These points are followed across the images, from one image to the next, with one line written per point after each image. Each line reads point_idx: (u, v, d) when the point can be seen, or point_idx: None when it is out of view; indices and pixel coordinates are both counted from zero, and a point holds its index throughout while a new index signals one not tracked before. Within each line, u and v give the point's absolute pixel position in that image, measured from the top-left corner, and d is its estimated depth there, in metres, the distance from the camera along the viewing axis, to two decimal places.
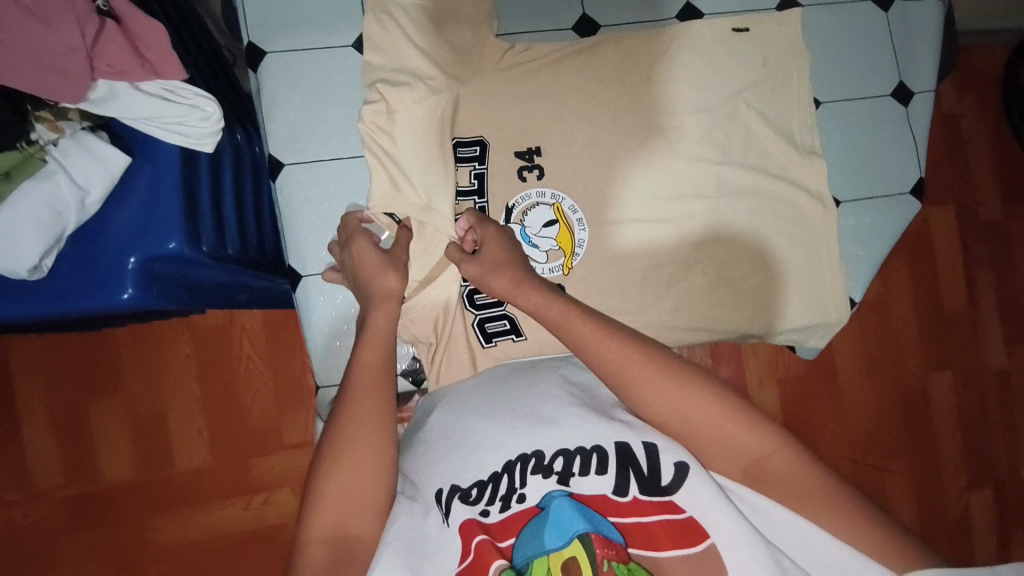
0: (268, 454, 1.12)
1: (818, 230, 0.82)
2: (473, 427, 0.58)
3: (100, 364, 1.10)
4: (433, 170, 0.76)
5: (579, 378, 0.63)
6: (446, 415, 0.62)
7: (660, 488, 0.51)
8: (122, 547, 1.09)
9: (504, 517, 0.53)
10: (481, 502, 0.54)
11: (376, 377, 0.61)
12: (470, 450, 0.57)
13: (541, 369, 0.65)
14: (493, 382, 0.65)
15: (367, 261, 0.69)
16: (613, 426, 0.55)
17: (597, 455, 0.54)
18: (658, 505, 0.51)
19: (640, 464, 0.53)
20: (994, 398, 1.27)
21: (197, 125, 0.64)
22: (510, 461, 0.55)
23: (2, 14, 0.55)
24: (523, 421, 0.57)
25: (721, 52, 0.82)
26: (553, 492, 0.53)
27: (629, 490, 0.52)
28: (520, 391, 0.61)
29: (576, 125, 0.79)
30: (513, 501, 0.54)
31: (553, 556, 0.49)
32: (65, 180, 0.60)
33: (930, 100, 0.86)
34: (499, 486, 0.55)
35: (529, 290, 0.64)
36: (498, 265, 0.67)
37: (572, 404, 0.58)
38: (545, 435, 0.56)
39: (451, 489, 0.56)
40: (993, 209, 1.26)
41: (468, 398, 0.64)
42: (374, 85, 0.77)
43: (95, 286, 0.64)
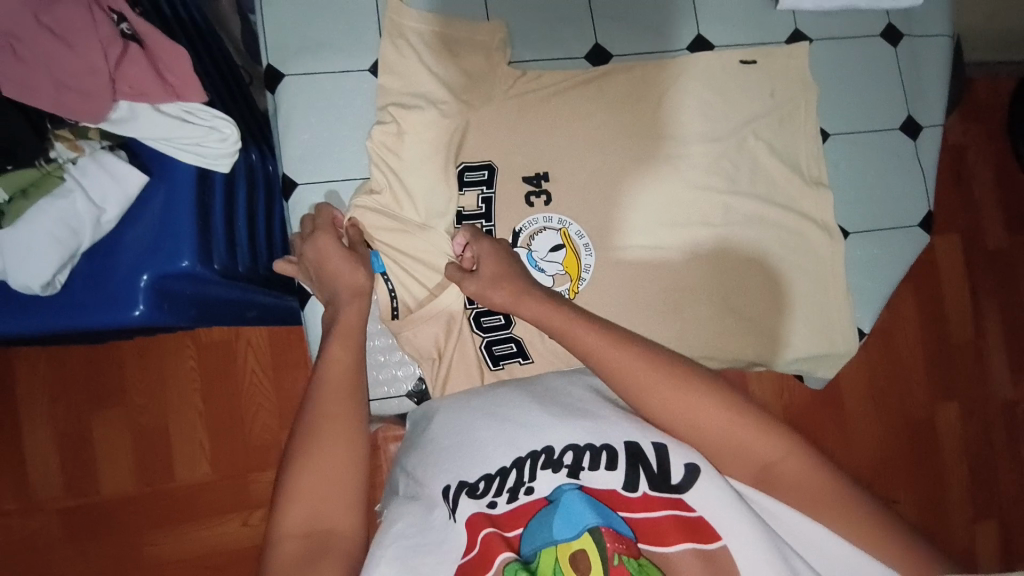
0: (268, 469, 1.11)
1: (826, 260, 0.82)
2: (480, 423, 0.58)
3: (103, 375, 1.11)
4: (428, 199, 0.78)
5: (586, 382, 0.64)
6: (452, 413, 0.62)
7: (670, 485, 0.51)
8: (117, 562, 1.08)
9: (511, 508, 0.53)
10: (489, 494, 0.53)
11: (348, 383, 0.60)
12: (478, 446, 0.56)
13: (549, 374, 0.66)
14: (501, 383, 0.65)
15: (331, 256, 0.69)
16: (623, 424, 0.55)
17: (607, 452, 0.54)
18: (668, 501, 0.50)
19: (649, 462, 0.53)
20: (1001, 430, 1.25)
21: (215, 145, 0.65)
22: (520, 457, 0.55)
23: (22, 33, 0.56)
24: (533, 418, 0.57)
25: (729, 83, 0.83)
26: (564, 486, 0.52)
27: (638, 485, 0.52)
28: (529, 391, 0.61)
29: (585, 152, 0.80)
30: (521, 493, 0.53)
31: (561, 548, 0.48)
32: (82, 198, 0.60)
33: (937, 134, 0.87)
34: (507, 479, 0.54)
35: (529, 300, 0.65)
36: (499, 277, 0.68)
37: (582, 405, 0.58)
38: (554, 431, 0.55)
39: (459, 485, 0.54)
40: (999, 240, 1.26)
41: (475, 397, 0.63)
42: (387, 108, 0.78)
43: (105, 303, 0.63)
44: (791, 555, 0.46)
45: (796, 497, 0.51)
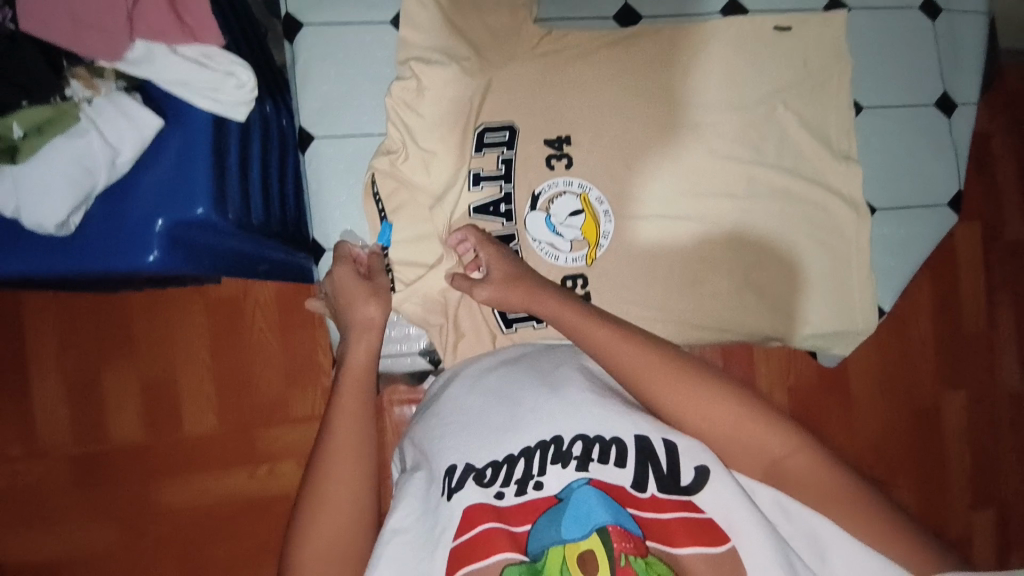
0: (274, 427, 1.12)
1: (849, 237, 0.81)
2: (491, 407, 0.58)
3: (112, 327, 1.11)
4: (438, 167, 0.78)
5: (598, 367, 0.63)
6: (463, 393, 0.62)
7: (680, 487, 0.52)
8: (125, 510, 1.10)
9: (519, 502, 0.53)
10: (496, 484, 0.54)
11: (354, 417, 0.63)
12: (487, 431, 0.56)
13: (558, 352, 0.65)
14: (512, 365, 0.64)
15: (348, 288, 0.70)
16: (636, 419, 0.55)
17: (617, 447, 0.54)
18: (678, 502, 0.52)
19: (659, 461, 0.53)
20: (1007, 422, 1.25)
21: (230, 92, 0.63)
22: (530, 447, 0.54)
23: None
24: (543, 405, 0.56)
25: (761, 51, 0.80)
26: (575, 483, 0.52)
27: (647, 486, 0.52)
28: (539, 372, 0.61)
29: (609, 116, 0.77)
30: (530, 486, 0.53)
31: (569, 547, 0.48)
32: (97, 137, 0.59)
33: (972, 113, 0.84)
34: (515, 468, 0.54)
35: (543, 298, 0.65)
36: (509, 280, 0.67)
37: (594, 390, 0.58)
38: (564, 418, 0.55)
39: (466, 468, 0.55)
40: (1020, 230, 1.23)
41: (486, 379, 0.63)
42: (408, 62, 0.76)
43: (120, 248, 0.62)
44: (791, 554, 0.49)
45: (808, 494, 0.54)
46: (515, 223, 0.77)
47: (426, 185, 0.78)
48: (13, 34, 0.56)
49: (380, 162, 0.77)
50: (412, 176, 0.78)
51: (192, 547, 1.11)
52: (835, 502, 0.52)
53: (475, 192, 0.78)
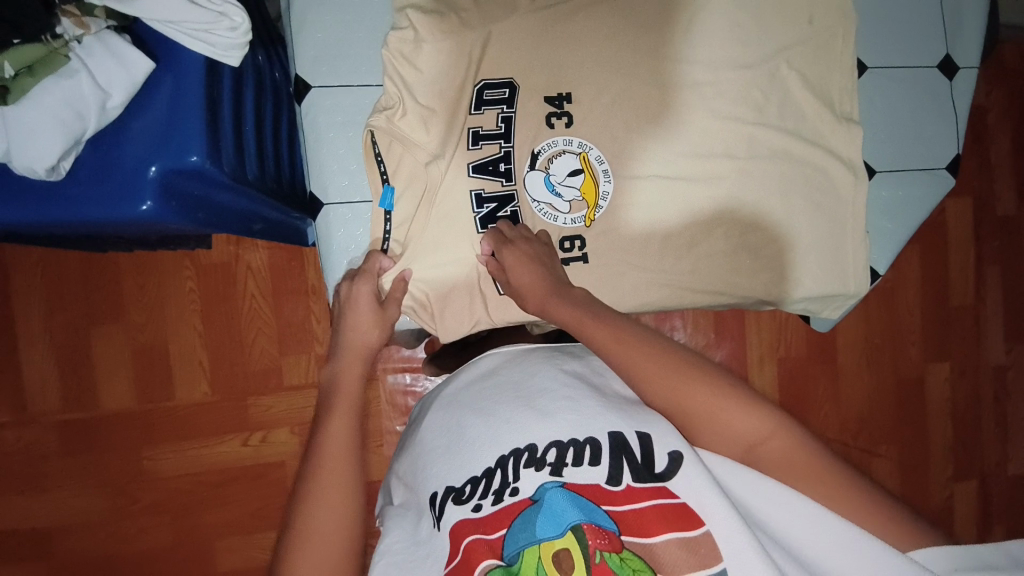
0: (267, 394, 1.12)
1: (845, 201, 0.81)
2: (466, 423, 0.56)
3: (100, 290, 1.09)
4: (442, 126, 0.76)
5: (578, 367, 0.59)
6: (441, 415, 0.59)
7: (653, 474, 0.48)
8: (118, 473, 1.11)
9: (495, 511, 0.49)
10: (475, 498, 0.50)
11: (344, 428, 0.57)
12: (463, 449, 0.54)
13: (532, 356, 0.61)
14: (487, 374, 0.61)
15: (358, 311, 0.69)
16: (610, 416, 0.52)
17: (590, 447, 0.50)
18: (652, 491, 0.47)
19: (633, 451, 0.50)
20: (990, 393, 1.28)
21: (224, 35, 0.61)
22: (504, 456, 0.51)
23: None
24: (517, 415, 0.53)
25: (764, 9, 0.78)
26: (547, 484, 0.49)
27: (622, 479, 0.49)
28: (512, 383, 0.57)
29: (609, 74, 0.76)
30: (506, 494, 0.49)
31: (544, 547, 0.45)
32: (87, 80, 0.57)
33: (974, 77, 0.84)
34: (493, 481, 0.51)
35: (557, 303, 0.64)
36: (529, 286, 0.68)
37: (567, 394, 0.54)
38: (539, 427, 0.52)
39: (446, 491, 0.52)
40: (1010, 204, 1.24)
41: (462, 394, 0.60)
42: (404, 11, 0.74)
43: (112, 197, 0.61)
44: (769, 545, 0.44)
45: (784, 474, 0.49)
46: (515, 182, 0.76)
47: (427, 145, 0.75)
48: None
49: (375, 120, 0.74)
50: (414, 135, 0.75)
51: (185, 510, 1.12)
52: (806, 481, 0.48)
53: (474, 151, 0.75)
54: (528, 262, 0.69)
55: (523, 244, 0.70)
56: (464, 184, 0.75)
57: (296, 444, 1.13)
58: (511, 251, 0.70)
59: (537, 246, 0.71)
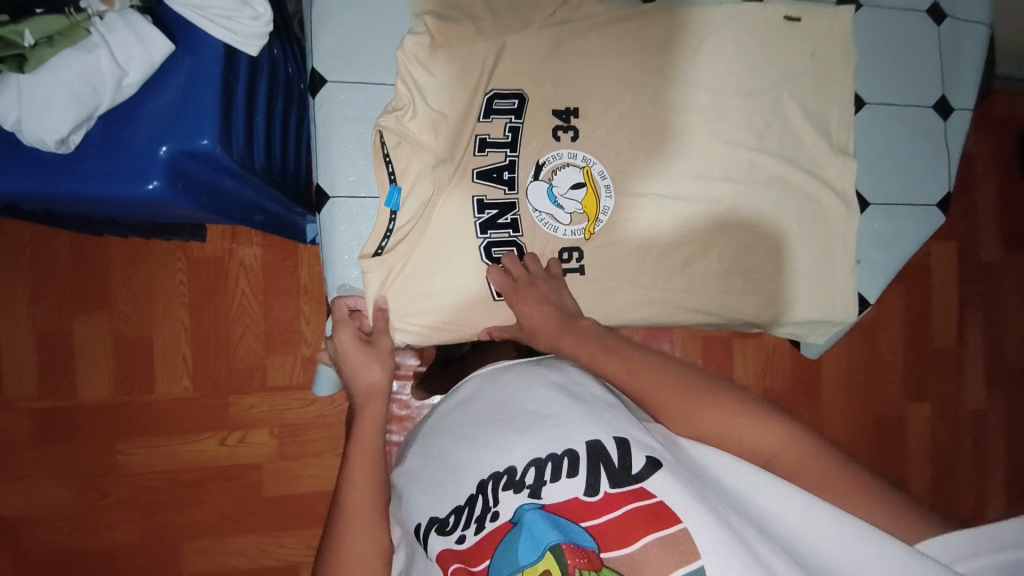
0: (250, 393, 1.10)
1: (837, 231, 0.80)
2: (448, 449, 0.54)
3: (87, 277, 1.07)
4: (450, 134, 0.75)
5: (562, 377, 0.55)
6: (427, 444, 0.57)
7: (631, 476, 0.46)
8: (90, 466, 1.07)
9: (478, 541, 0.47)
10: (458, 528, 0.49)
11: (367, 474, 0.56)
12: (449, 473, 0.52)
13: (512, 367, 0.58)
14: (469, 397, 0.57)
15: (351, 353, 0.68)
16: (588, 425, 0.49)
17: (569, 459, 0.48)
18: (629, 494, 0.45)
19: (611, 457, 0.47)
20: (968, 435, 1.30)
21: (245, 23, 0.62)
22: (482, 480, 0.49)
23: None
24: (495, 437, 0.51)
25: (769, 39, 0.79)
26: (524, 506, 0.47)
27: (599, 487, 0.46)
28: (491, 406, 0.54)
29: (618, 92, 0.76)
30: (487, 520, 0.48)
31: (527, 574, 0.44)
32: (106, 55, 0.57)
33: (967, 119, 0.84)
34: (475, 508, 0.49)
35: (570, 336, 0.62)
36: (538, 326, 0.67)
37: (547, 411, 0.51)
38: (516, 447, 0.49)
39: (430, 521, 0.51)
40: (993, 250, 1.28)
41: (446, 420, 0.57)
42: (422, 17, 0.74)
43: (124, 172, 0.60)
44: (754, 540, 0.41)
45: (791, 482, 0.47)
46: (517, 191, 0.75)
47: (436, 150, 0.74)
48: None
49: (384, 119, 0.73)
50: (425, 140, 0.74)
51: (156, 508, 1.09)
52: None
53: (479, 157, 0.75)
54: (536, 301, 0.68)
55: (529, 282, 0.70)
56: (466, 189, 0.75)
57: (274, 446, 1.10)
58: (521, 297, 0.69)
59: (545, 282, 0.70)
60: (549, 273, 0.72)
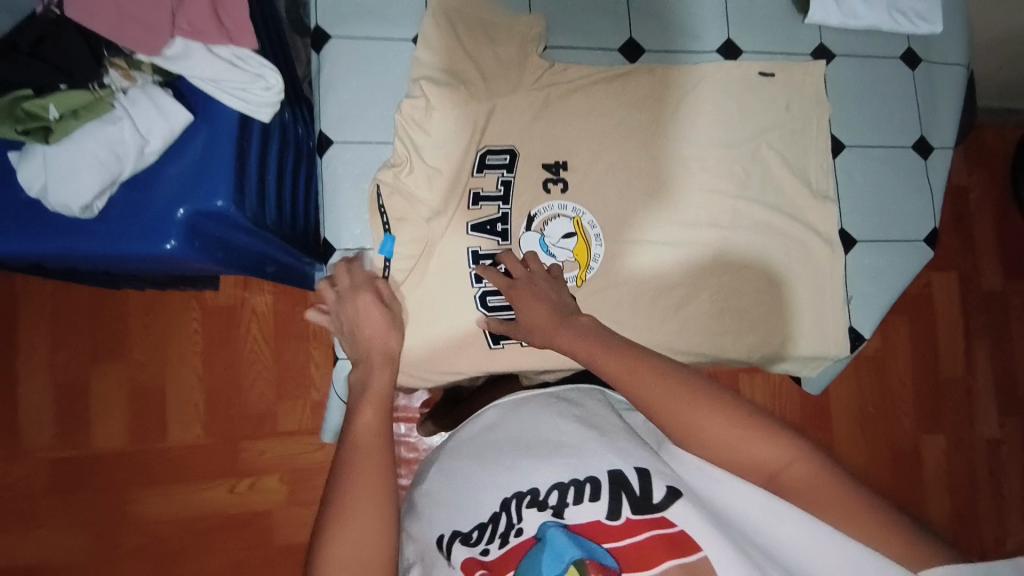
0: (260, 438, 1.12)
1: (823, 271, 0.81)
2: (470, 471, 0.55)
3: (105, 328, 1.11)
4: (446, 192, 0.76)
5: (577, 410, 0.58)
6: (447, 467, 0.58)
7: (652, 505, 0.46)
8: (103, 516, 1.08)
9: (502, 554, 0.47)
10: (482, 542, 0.49)
11: (376, 420, 0.51)
12: (470, 494, 0.53)
13: (533, 402, 0.60)
14: (488, 426, 0.60)
15: (369, 318, 0.61)
16: (608, 454, 0.50)
17: (590, 484, 0.48)
18: (650, 522, 0.45)
19: (632, 486, 0.47)
20: (986, 467, 1.28)
21: (259, 93, 0.66)
22: (506, 498, 0.51)
23: None
24: (518, 460, 0.53)
25: (749, 94, 0.82)
26: (548, 522, 0.46)
27: (621, 512, 0.46)
28: (512, 434, 0.56)
29: (605, 145, 0.79)
30: (512, 535, 0.48)
31: None
32: (129, 126, 0.61)
33: (948, 156, 0.87)
34: (499, 524, 0.50)
35: (564, 331, 0.59)
36: (531, 322, 0.63)
37: (566, 440, 0.53)
38: (539, 471, 0.51)
39: (453, 533, 0.51)
40: (995, 279, 1.29)
41: (465, 446, 0.59)
42: (418, 82, 0.75)
43: (139, 234, 0.64)
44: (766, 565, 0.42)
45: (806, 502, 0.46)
46: (510, 242, 0.78)
47: (434, 204, 0.76)
48: (57, 19, 0.60)
49: (382, 176, 0.75)
50: (423, 197, 0.76)
51: (166, 558, 1.09)
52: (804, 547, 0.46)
53: (473, 211, 0.78)
54: (535, 297, 0.64)
55: (535, 282, 0.67)
56: (462, 241, 0.77)
57: (284, 492, 1.11)
58: (518, 292, 0.66)
59: (545, 281, 0.67)
60: (550, 272, 0.68)
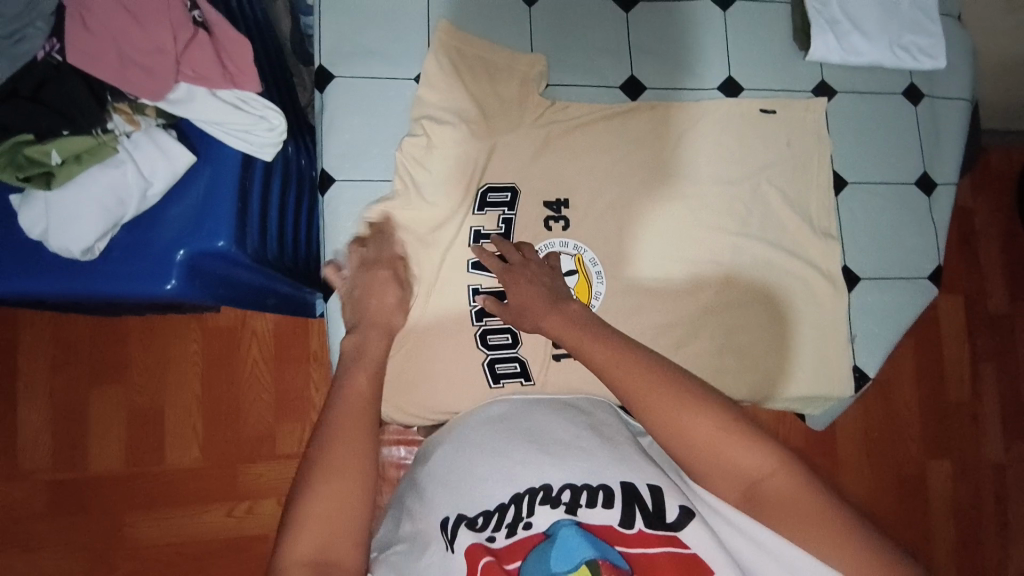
0: (259, 461, 1.11)
1: (826, 311, 0.81)
2: (478, 458, 0.56)
3: (105, 350, 1.11)
4: (446, 233, 0.77)
5: (585, 419, 0.60)
6: (452, 451, 0.59)
7: (665, 523, 0.48)
8: (100, 538, 1.08)
9: (510, 543, 0.49)
10: (488, 529, 0.51)
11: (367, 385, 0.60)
12: (477, 481, 0.54)
13: (541, 405, 0.62)
14: (495, 420, 0.61)
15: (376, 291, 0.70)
16: (620, 465, 0.52)
17: (603, 492, 0.50)
18: (662, 538, 0.47)
19: (645, 500, 0.49)
20: (992, 492, 1.26)
21: (262, 134, 0.66)
22: (518, 492, 0.52)
23: (95, 6, 0.59)
24: (530, 454, 0.54)
25: (749, 132, 0.82)
26: (562, 521, 0.49)
27: (635, 522, 0.48)
28: (524, 430, 0.58)
29: (606, 183, 0.79)
30: (519, 528, 0.50)
31: None
32: (132, 169, 0.62)
33: (952, 193, 0.86)
34: (506, 514, 0.51)
35: (553, 313, 0.63)
36: (523, 305, 0.66)
37: (577, 445, 0.55)
38: (550, 469, 0.53)
39: (458, 517, 0.52)
40: (1000, 302, 1.28)
41: (472, 434, 0.60)
42: (420, 120, 0.76)
43: (141, 274, 0.65)
44: None
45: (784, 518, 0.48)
46: None
47: (434, 243, 0.77)
48: (58, 65, 0.59)
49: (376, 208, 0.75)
50: (424, 238, 0.76)
51: None
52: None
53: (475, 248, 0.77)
54: (528, 282, 0.67)
55: (530, 267, 0.69)
56: (462, 279, 0.77)
57: None
58: (512, 277, 0.68)
59: (537, 266, 0.69)
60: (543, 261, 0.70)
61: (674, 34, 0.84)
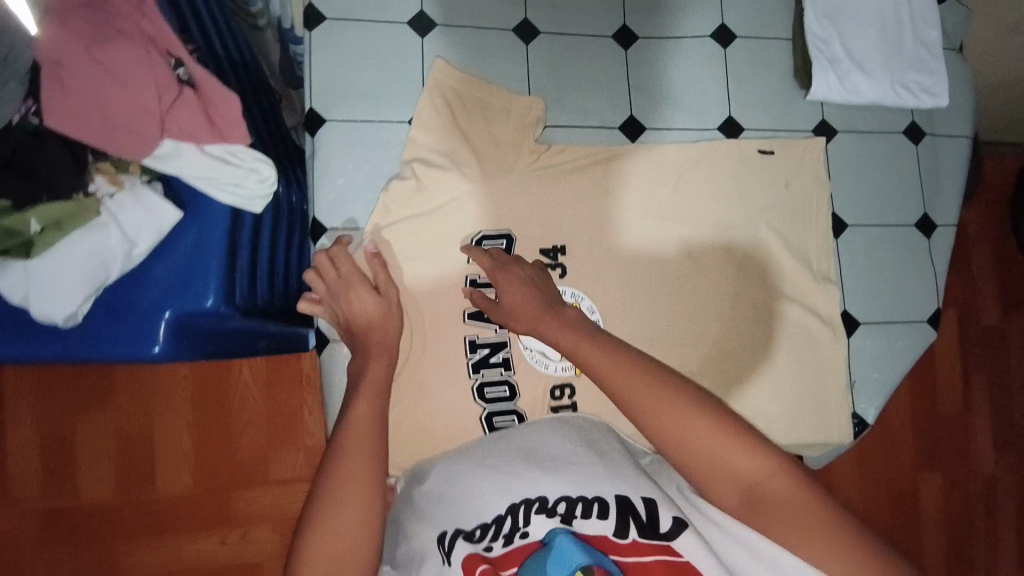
0: (253, 488, 1.09)
1: (825, 358, 0.80)
2: (476, 472, 0.56)
3: (92, 378, 1.08)
4: (440, 284, 0.75)
5: (582, 435, 0.60)
6: (450, 468, 0.59)
7: (658, 532, 0.47)
8: (91, 567, 1.06)
9: (506, 552, 0.48)
10: (486, 539, 0.49)
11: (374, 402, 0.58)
12: (475, 493, 0.53)
13: (539, 422, 0.63)
14: (495, 439, 0.61)
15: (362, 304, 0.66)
16: (614, 478, 0.52)
17: (598, 504, 0.50)
18: (656, 547, 0.46)
19: (638, 511, 0.49)
20: (982, 502, 1.27)
21: (251, 187, 0.64)
22: (515, 503, 0.51)
23: (64, 59, 0.54)
24: (527, 468, 0.54)
25: (749, 176, 0.81)
26: (557, 529, 0.48)
27: (628, 532, 0.47)
28: (521, 447, 0.58)
29: (604, 229, 0.78)
30: (516, 537, 0.49)
31: None
32: (116, 232, 0.59)
33: (952, 235, 0.86)
34: (503, 526, 0.50)
35: (550, 319, 0.63)
36: (516, 308, 0.66)
37: (572, 458, 0.55)
38: (545, 481, 0.52)
39: (455, 530, 0.51)
40: (992, 314, 1.28)
41: (471, 452, 0.60)
42: (411, 163, 0.74)
43: (126, 336, 0.63)
44: None
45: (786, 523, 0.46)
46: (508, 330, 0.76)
47: (427, 294, 0.75)
48: (36, 129, 0.56)
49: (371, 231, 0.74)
50: (419, 289, 0.75)
51: None
52: None
53: None
54: (522, 283, 0.67)
55: (525, 270, 0.69)
56: (458, 331, 0.75)
57: (277, 543, 1.09)
58: (504, 276, 0.69)
59: (530, 268, 0.70)
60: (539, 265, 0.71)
61: (674, 72, 0.83)
